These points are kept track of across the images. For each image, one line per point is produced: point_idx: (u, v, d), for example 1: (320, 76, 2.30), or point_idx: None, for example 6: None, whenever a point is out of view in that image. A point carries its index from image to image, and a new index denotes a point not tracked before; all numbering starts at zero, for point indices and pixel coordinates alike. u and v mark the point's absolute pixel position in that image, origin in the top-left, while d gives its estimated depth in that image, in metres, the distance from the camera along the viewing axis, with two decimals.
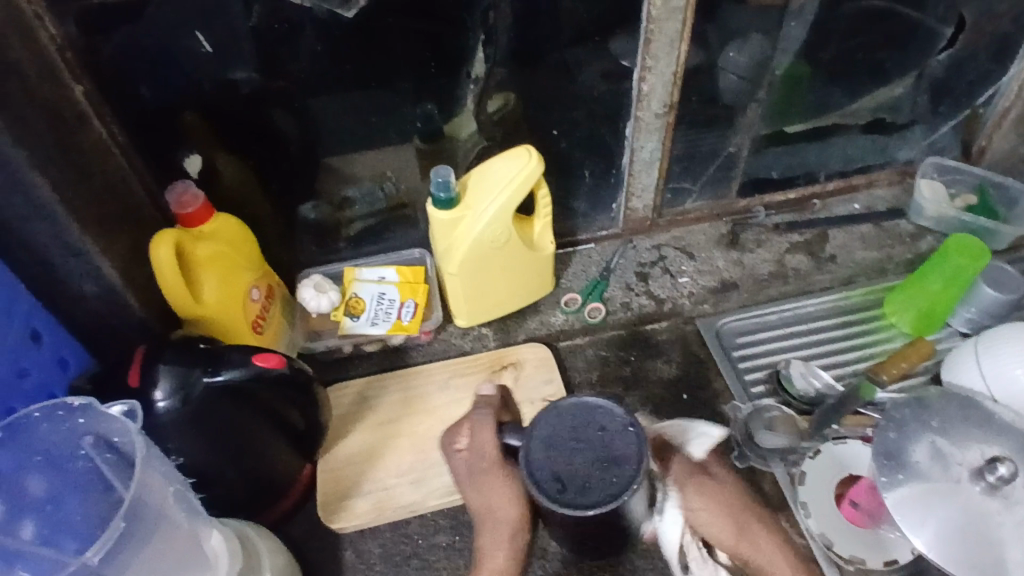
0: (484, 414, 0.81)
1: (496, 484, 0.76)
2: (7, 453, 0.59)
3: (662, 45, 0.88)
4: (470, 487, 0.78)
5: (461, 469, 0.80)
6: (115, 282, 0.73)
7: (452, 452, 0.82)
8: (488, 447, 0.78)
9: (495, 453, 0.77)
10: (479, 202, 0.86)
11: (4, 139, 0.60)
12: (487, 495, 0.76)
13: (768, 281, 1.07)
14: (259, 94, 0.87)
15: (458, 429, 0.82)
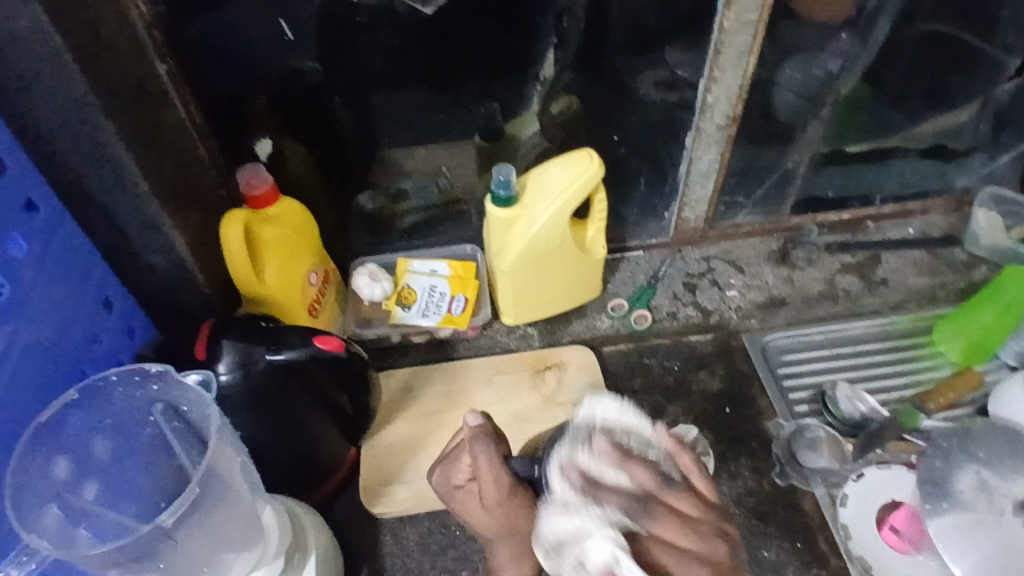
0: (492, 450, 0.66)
1: (513, 510, 0.66)
2: (82, 417, 0.59)
3: (730, 58, 0.88)
4: (481, 517, 0.68)
5: (470, 502, 0.69)
6: (185, 258, 0.75)
7: (453, 488, 0.71)
8: (498, 480, 0.66)
9: (508, 482, 0.66)
10: (537, 203, 0.87)
11: (98, 113, 0.62)
12: (511, 519, 0.66)
13: (818, 301, 1.06)
14: (331, 83, 0.90)
15: (456, 460, 0.72)
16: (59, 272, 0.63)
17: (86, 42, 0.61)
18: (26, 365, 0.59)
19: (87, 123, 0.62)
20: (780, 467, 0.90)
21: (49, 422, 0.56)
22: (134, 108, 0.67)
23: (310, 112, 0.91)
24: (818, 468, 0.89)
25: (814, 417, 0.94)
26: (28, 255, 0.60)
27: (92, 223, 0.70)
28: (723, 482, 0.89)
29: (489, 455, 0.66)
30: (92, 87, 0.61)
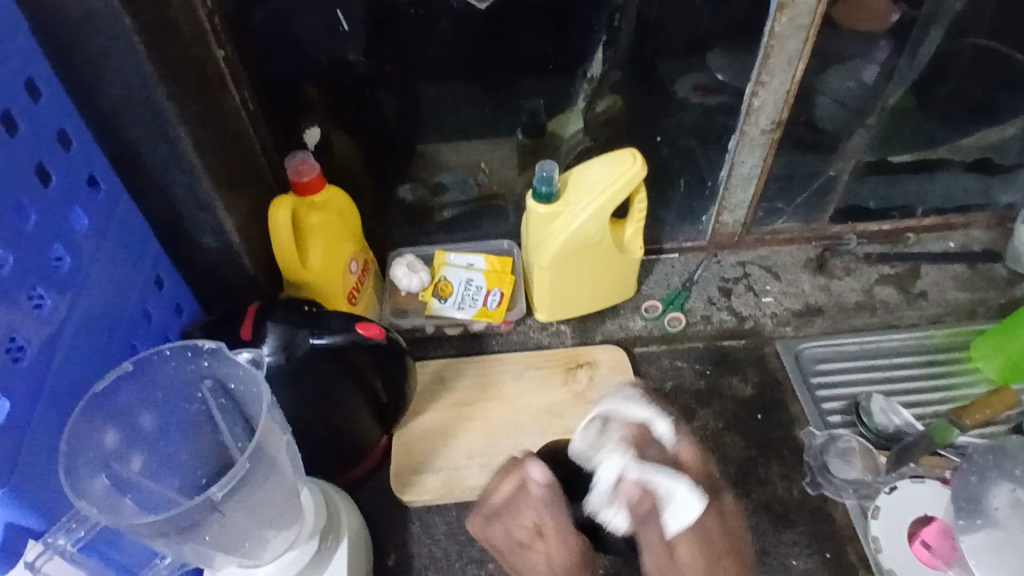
0: (561, 510, 0.64)
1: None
2: (134, 386, 0.60)
3: (779, 63, 0.87)
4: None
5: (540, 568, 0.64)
6: (234, 239, 0.76)
7: (524, 547, 0.65)
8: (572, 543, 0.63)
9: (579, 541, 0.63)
10: (578, 201, 0.88)
11: (162, 93, 0.63)
12: None
13: (854, 311, 1.05)
14: (381, 74, 0.91)
15: (517, 512, 0.65)
16: (116, 248, 0.65)
17: (155, 23, 0.62)
18: (82, 335, 0.59)
19: (150, 102, 0.64)
20: (812, 477, 0.89)
21: (103, 391, 0.57)
22: (194, 90, 0.69)
23: (358, 102, 0.93)
24: (849, 479, 0.87)
25: (847, 428, 0.93)
26: (89, 228, 0.62)
27: (148, 201, 0.72)
28: (753, 488, 0.88)
29: (561, 515, 0.64)
30: (157, 68, 0.62)
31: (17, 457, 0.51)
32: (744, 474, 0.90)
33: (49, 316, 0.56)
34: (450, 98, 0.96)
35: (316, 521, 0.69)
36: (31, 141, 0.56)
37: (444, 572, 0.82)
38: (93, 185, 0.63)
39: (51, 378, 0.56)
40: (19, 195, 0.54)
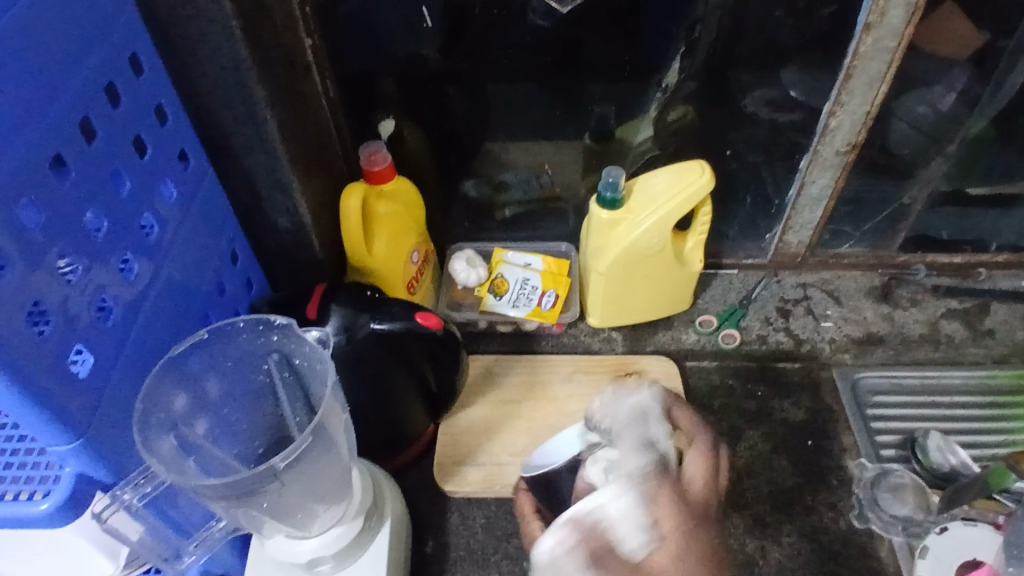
0: None
1: None
2: (206, 353, 0.63)
3: (861, 83, 0.85)
4: None
5: None
6: (306, 221, 0.79)
7: None
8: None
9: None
10: (641, 210, 0.88)
11: (253, 76, 0.66)
12: None
13: (917, 343, 1.02)
14: (457, 71, 0.93)
15: None
16: (197, 220, 0.68)
17: (252, 9, 0.65)
18: (163, 301, 0.62)
19: (241, 85, 0.66)
20: (859, 510, 0.87)
21: (177, 356, 0.59)
22: (281, 76, 0.72)
23: (431, 97, 0.95)
24: (898, 515, 0.84)
25: (900, 463, 0.90)
26: (176, 200, 0.65)
27: (230, 178, 0.75)
28: (797, 515, 0.87)
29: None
30: (250, 52, 0.65)
31: (95, 410, 0.53)
32: (789, 500, 0.88)
33: (134, 281, 0.58)
34: (521, 98, 0.98)
35: (362, 501, 0.70)
36: (131, 113, 0.59)
37: (479, 565, 0.83)
38: (182, 160, 0.66)
39: (133, 338, 0.58)
40: (115, 163, 0.57)
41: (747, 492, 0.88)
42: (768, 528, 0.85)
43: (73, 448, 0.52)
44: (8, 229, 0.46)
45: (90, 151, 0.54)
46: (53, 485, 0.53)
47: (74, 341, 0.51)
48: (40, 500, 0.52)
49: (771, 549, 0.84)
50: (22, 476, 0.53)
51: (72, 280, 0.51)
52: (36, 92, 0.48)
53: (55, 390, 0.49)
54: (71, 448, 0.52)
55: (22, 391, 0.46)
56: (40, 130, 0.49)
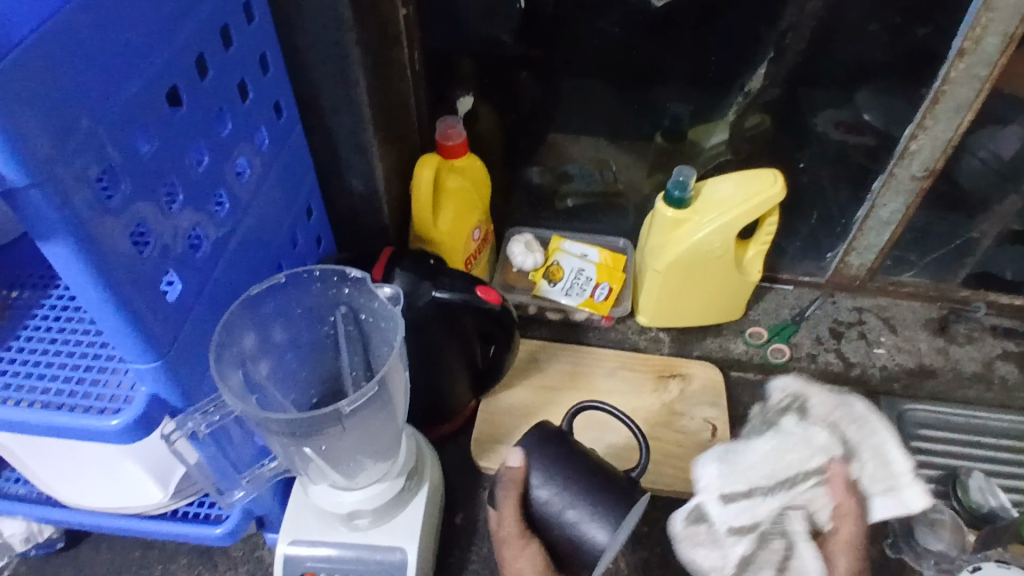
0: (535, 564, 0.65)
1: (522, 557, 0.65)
2: (280, 298, 0.65)
3: (947, 109, 0.83)
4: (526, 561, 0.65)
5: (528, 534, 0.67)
6: (379, 186, 0.81)
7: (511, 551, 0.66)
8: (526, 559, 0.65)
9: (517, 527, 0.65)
10: (707, 212, 0.88)
11: (353, 36, 0.67)
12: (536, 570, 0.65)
13: (969, 381, 1.00)
14: (538, 55, 0.94)
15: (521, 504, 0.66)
16: (283, 170, 0.70)
17: None
18: (245, 245, 0.64)
19: (341, 44, 0.68)
20: (894, 539, 0.85)
21: (254, 297, 0.62)
22: (376, 42, 0.73)
23: (510, 79, 0.96)
24: (932, 548, 0.83)
25: (939, 498, 0.88)
26: (267, 148, 0.67)
27: (314, 136, 0.77)
28: None
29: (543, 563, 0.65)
30: (354, 13, 0.66)
31: (177, 336, 0.55)
32: None
33: (224, 220, 0.61)
34: (596, 91, 0.99)
35: (405, 462, 0.72)
36: (239, 57, 0.61)
37: None
38: (276, 111, 0.69)
39: (216, 273, 0.60)
40: (222, 104, 0.59)
41: None
42: None
43: (151, 371, 0.54)
44: (125, 150, 0.48)
45: (201, 87, 0.56)
46: (124, 405, 0.55)
47: (168, 268, 0.53)
48: (111, 416, 0.54)
49: None
50: (95, 392, 0.56)
51: (172, 210, 0.54)
52: (161, 25, 0.51)
53: (147, 310, 0.51)
54: (150, 368, 0.53)
55: (118, 305, 0.49)
56: (162, 62, 0.51)
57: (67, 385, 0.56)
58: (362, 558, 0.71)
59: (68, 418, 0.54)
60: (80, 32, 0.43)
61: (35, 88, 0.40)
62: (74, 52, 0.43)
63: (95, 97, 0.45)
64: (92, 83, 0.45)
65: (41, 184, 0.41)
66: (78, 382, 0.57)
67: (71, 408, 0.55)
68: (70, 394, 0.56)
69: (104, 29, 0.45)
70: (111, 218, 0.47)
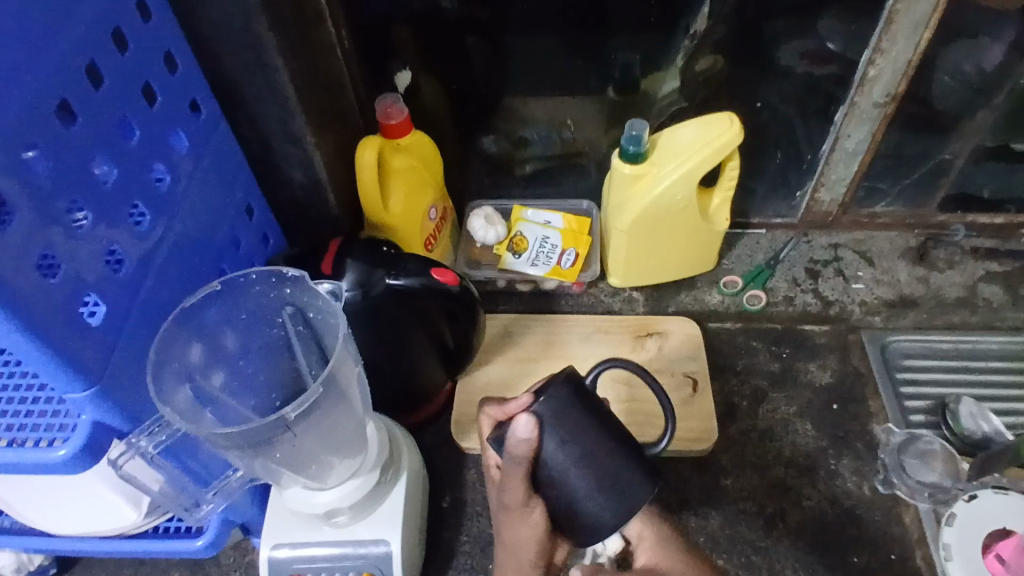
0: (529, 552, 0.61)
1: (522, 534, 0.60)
2: (222, 306, 0.63)
3: (904, 28, 0.80)
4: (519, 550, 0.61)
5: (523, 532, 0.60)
6: (321, 175, 0.78)
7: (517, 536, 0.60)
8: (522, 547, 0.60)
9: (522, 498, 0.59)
10: (664, 164, 0.85)
11: (262, 22, 0.64)
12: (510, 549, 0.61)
13: (953, 307, 0.98)
14: (474, 19, 0.90)
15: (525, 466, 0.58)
16: (211, 171, 0.67)
17: None
18: (177, 254, 0.62)
19: (252, 32, 0.64)
20: (885, 475, 0.84)
21: (192, 307, 0.60)
22: (293, 24, 0.70)
23: (450, 47, 0.92)
24: (925, 481, 0.82)
25: (929, 429, 0.87)
26: (189, 150, 0.64)
27: (243, 131, 0.74)
28: (819, 479, 0.84)
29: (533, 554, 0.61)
30: None
31: (109, 360, 0.53)
32: (811, 464, 0.85)
33: (147, 233, 0.58)
34: (541, 48, 0.95)
35: (378, 455, 0.71)
36: (140, 58, 0.58)
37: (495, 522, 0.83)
38: (194, 110, 0.65)
39: (146, 289, 0.58)
40: (125, 112, 0.56)
41: (768, 455, 0.86)
42: (790, 492, 0.83)
43: (87, 398, 0.52)
44: (18, 175, 0.46)
45: (99, 97, 0.53)
46: (70, 432, 0.54)
47: (87, 291, 0.51)
48: (58, 446, 0.52)
49: (791, 512, 0.82)
50: (41, 424, 0.54)
51: (83, 230, 0.51)
52: (41, 35, 0.48)
53: (70, 339, 0.49)
54: (86, 396, 0.52)
55: (37, 337, 0.47)
56: (46, 77, 0.48)
57: (14, 419, 0.55)
58: (345, 555, 0.70)
59: (16, 454, 0.52)
60: None
61: None
62: None
63: None
64: None
65: None
66: (23, 415, 0.55)
67: (18, 443, 0.53)
68: (17, 428, 0.54)
69: None
70: (14, 250, 0.44)
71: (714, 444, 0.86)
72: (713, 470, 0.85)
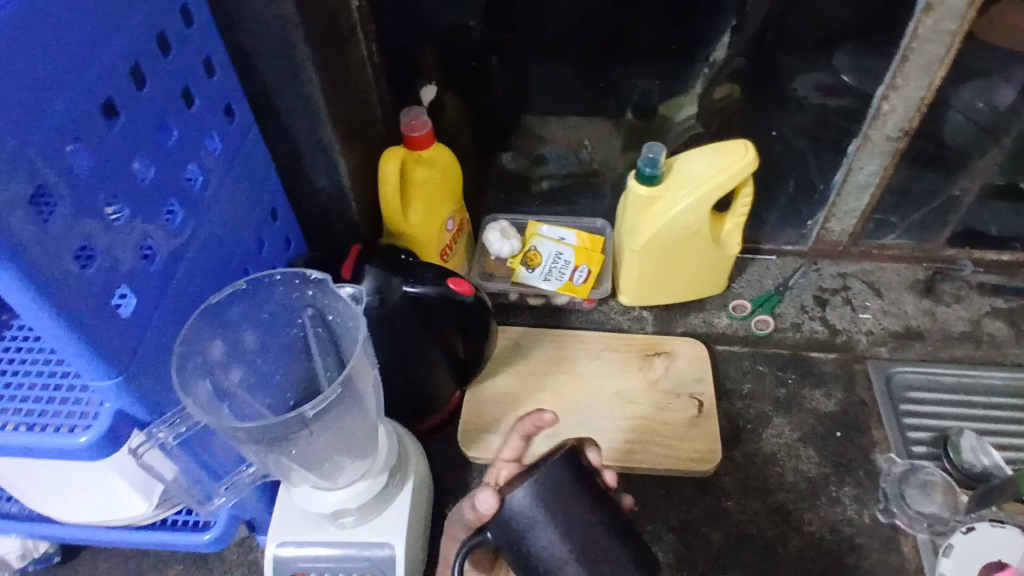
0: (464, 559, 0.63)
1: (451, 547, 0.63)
2: (245, 304, 0.65)
3: (917, 67, 0.82)
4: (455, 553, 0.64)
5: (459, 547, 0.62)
6: (345, 183, 0.80)
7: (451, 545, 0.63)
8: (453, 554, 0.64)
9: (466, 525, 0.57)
10: (679, 187, 0.86)
11: (299, 34, 0.66)
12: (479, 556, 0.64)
13: (958, 341, 0.99)
14: (498, 39, 0.93)
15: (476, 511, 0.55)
16: (240, 174, 0.69)
17: None
18: (204, 253, 0.64)
19: (288, 43, 0.67)
20: (886, 504, 0.85)
21: (217, 305, 0.61)
22: (327, 37, 0.72)
23: (474, 65, 0.95)
24: (924, 512, 0.83)
25: (930, 460, 0.88)
26: (221, 153, 0.66)
27: (272, 138, 0.76)
28: (820, 506, 0.85)
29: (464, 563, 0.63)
30: (298, 9, 0.65)
31: (135, 352, 0.54)
32: (813, 490, 0.86)
33: (178, 231, 0.60)
34: (562, 70, 0.97)
35: (387, 459, 0.72)
36: (181, 63, 0.60)
37: None
38: (228, 114, 0.68)
39: (174, 285, 0.60)
40: (164, 114, 0.58)
41: (772, 479, 0.87)
42: (791, 517, 0.84)
43: (112, 387, 0.53)
44: (63, 168, 0.48)
45: (140, 98, 0.55)
46: (92, 421, 0.55)
47: (118, 285, 0.53)
48: (80, 433, 0.54)
49: (791, 537, 0.83)
50: (64, 411, 0.56)
51: (119, 225, 0.53)
52: (92, 38, 0.50)
53: (99, 329, 0.51)
54: (112, 385, 0.53)
55: (69, 325, 0.48)
56: (92, 77, 0.50)
57: (39, 404, 0.56)
58: (350, 556, 0.71)
59: (39, 439, 0.53)
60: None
61: None
62: None
63: (21, 116, 0.44)
64: (18, 104, 0.44)
65: None
66: (46, 402, 0.57)
67: (42, 428, 0.55)
68: (40, 413, 0.56)
69: (27, 47, 0.44)
70: (53, 241, 0.46)
71: (717, 466, 0.87)
72: (716, 491, 0.86)
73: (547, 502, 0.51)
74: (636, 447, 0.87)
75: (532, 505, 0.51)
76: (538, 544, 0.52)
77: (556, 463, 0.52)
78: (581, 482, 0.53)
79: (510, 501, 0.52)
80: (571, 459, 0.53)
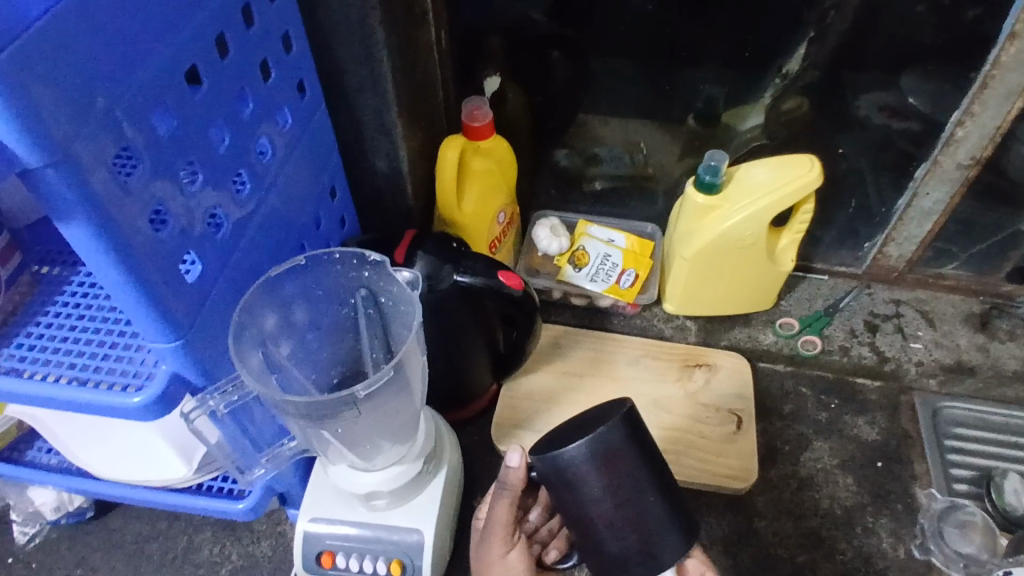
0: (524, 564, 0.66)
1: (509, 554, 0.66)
2: (301, 280, 0.65)
3: (996, 95, 0.79)
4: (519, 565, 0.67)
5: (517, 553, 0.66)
6: (403, 167, 0.80)
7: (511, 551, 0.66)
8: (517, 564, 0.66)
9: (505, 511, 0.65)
10: (738, 199, 0.85)
11: (376, 15, 0.66)
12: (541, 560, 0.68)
13: (1010, 381, 0.96)
14: (567, 34, 0.92)
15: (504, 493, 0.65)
16: (306, 151, 0.70)
17: None
18: (267, 225, 0.64)
19: (364, 24, 0.67)
20: (922, 540, 0.83)
21: (275, 277, 0.62)
22: (402, 20, 0.72)
23: (539, 59, 0.94)
24: (962, 552, 0.80)
25: (971, 501, 0.85)
26: (291, 128, 0.67)
27: (337, 116, 0.76)
28: (853, 536, 0.83)
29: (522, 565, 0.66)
30: None
31: (196, 317, 0.55)
32: (848, 519, 0.84)
33: (245, 202, 0.61)
34: (627, 70, 0.96)
35: (423, 446, 0.72)
36: (262, 35, 0.61)
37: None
38: (300, 90, 0.68)
39: (237, 254, 0.60)
40: (243, 85, 0.59)
41: (806, 503, 0.85)
42: (823, 543, 0.82)
43: (172, 349, 0.54)
44: (147, 131, 0.48)
45: (223, 67, 0.56)
46: (145, 381, 0.56)
47: (187, 249, 0.54)
48: (132, 393, 0.55)
49: (822, 564, 0.81)
50: (118, 368, 0.57)
51: (191, 190, 0.54)
52: (184, 4, 0.51)
53: (165, 293, 0.51)
54: (171, 347, 0.54)
55: (138, 284, 0.49)
56: (180, 42, 0.51)
57: (93, 360, 0.57)
58: (379, 538, 0.71)
59: (92, 395, 0.54)
60: (99, 8, 0.43)
61: (51, 66, 0.39)
62: (94, 35, 0.42)
63: (113, 77, 0.45)
64: (112, 64, 0.44)
65: (59, 167, 0.41)
66: (102, 358, 0.58)
67: (94, 384, 0.55)
68: (94, 369, 0.57)
69: (125, 9, 0.45)
70: (132, 201, 0.47)
71: (751, 484, 0.85)
72: (747, 510, 0.85)
73: (603, 454, 0.57)
74: (670, 457, 0.85)
75: (590, 453, 0.57)
76: (591, 490, 0.58)
77: (614, 420, 0.58)
78: (634, 438, 0.59)
79: (571, 450, 0.57)
80: (629, 420, 0.59)
